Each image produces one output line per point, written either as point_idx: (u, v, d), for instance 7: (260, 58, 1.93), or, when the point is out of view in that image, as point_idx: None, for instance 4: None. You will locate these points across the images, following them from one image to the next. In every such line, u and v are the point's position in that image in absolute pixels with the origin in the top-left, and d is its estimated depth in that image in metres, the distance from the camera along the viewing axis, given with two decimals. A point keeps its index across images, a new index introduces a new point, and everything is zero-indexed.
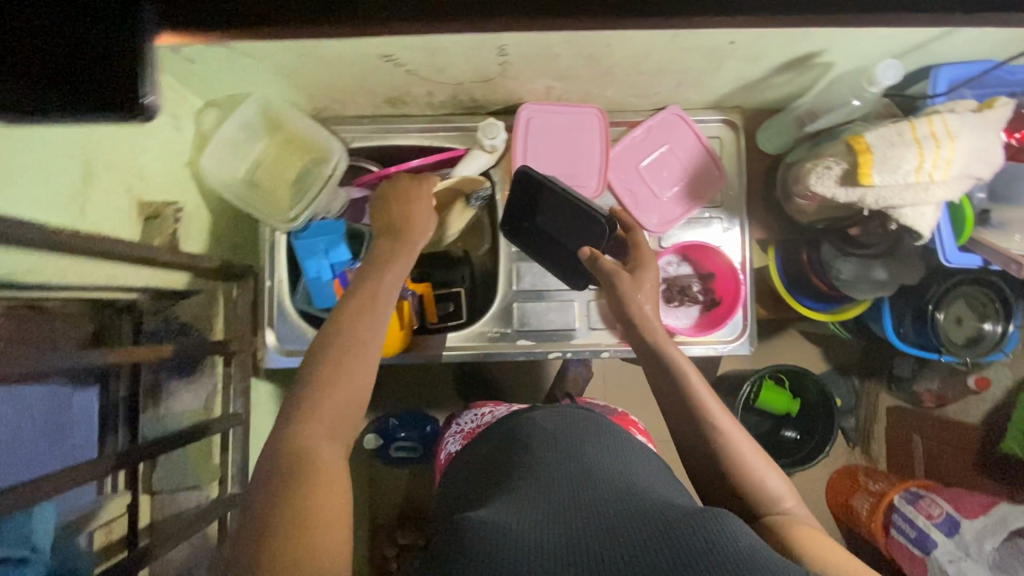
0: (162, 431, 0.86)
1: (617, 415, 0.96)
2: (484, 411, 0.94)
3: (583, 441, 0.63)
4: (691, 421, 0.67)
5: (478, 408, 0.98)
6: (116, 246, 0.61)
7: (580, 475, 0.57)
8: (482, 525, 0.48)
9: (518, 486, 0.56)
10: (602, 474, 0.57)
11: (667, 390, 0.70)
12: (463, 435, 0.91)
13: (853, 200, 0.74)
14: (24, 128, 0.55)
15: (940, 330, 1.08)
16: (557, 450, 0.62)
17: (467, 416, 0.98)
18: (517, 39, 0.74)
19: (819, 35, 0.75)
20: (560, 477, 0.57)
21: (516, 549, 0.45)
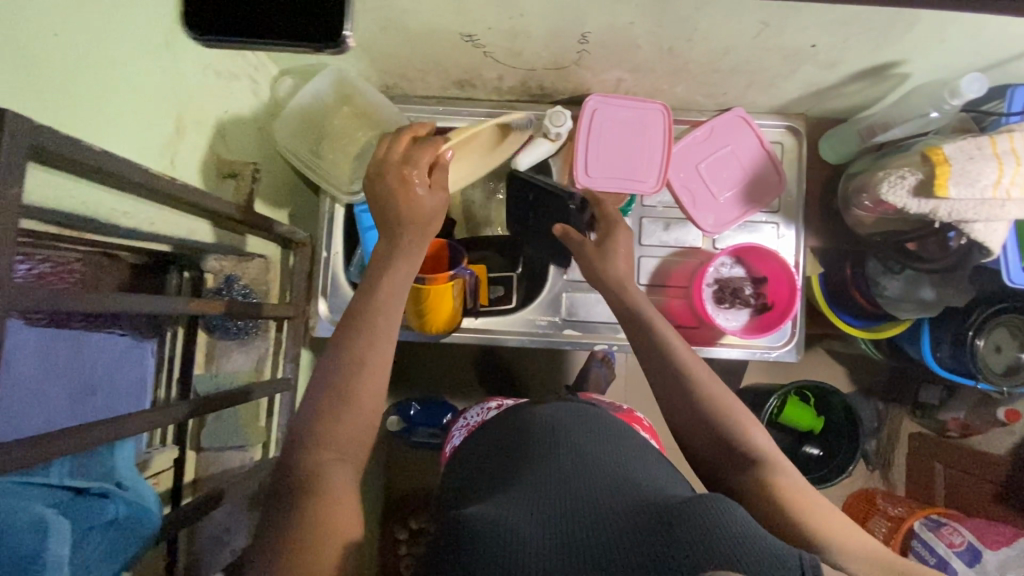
0: (215, 388, 0.86)
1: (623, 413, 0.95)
2: (490, 405, 0.93)
3: (580, 436, 0.62)
4: (687, 397, 0.69)
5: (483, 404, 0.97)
6: (204, 198, 0.62)
7: (576, 470, 0.55)
8: (476, 511, 0.49)
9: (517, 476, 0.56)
10: (600, 468, 0.56)
11: (661, 366, 0.73)
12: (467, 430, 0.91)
13: (925, 211, 0.75)
14: (127, 74, 0.56)
15: (978, 357, 1.07)
16: (556, 445, 0.60)
17: (473, 411, 0.97)
18: (602, 27, 0.75)
19: (904, 43, 0.75)
20: (558, 470, 0.56)
21: (505, 529, 0.45)
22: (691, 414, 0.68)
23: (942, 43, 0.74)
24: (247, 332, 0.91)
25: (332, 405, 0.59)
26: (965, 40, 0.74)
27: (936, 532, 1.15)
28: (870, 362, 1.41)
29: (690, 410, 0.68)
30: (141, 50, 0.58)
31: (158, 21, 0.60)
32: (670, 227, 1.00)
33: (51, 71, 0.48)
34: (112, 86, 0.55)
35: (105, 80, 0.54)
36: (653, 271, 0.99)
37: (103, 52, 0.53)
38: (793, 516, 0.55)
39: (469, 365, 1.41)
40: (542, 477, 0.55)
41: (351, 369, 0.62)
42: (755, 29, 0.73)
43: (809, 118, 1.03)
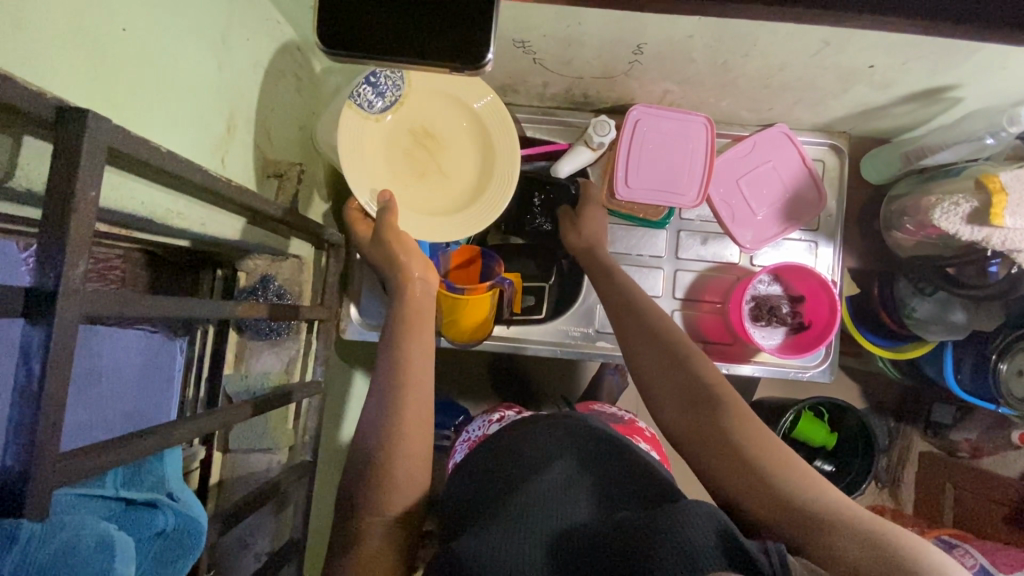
0: (245, 391, 0.84)
1: (622, 424, 0.94)
2: (491, 418, 0.92)
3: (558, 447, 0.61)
4: (668, 364, 0.67)
5: (487, 416, 0.96)
6: (258, 202, 0.61)
7: (555, 485, 0.55)
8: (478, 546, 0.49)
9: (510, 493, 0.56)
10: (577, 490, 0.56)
11: (641, 333, 0.72)
12: (468, 445, 0.90)
13: (977, 238, 0.74)
14: (188, 73, 0.55)
15: (1001, 381, 1.06)
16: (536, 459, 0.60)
17: (473, 426, 0.96)
18: (659, 39, 0.74)
19: (965, 68, 0.74)
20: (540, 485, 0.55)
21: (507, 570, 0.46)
22: (655, 372, 0.67)
23: (1003, 70, 0.73)
24: (278, 333, 0.89)
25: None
26: None
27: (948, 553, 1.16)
28: (886, 381, 1.40)
29: (659, 374, 0.67)
30: (200, 47, 0.56)
31: (216, 17, 0.58)
32: (707, 241, 0.98)
33: (116, 66, 0.46)
34: (171, 83, 0.53)
35: (165, 76, 0.52)
36: (689, 286, 0.98)
37: (165, 49, 0.51)
38: (772, 483, 0.53)
39: (483, 369, 1.39)
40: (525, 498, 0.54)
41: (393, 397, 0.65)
42: (815, 47, 0.72)
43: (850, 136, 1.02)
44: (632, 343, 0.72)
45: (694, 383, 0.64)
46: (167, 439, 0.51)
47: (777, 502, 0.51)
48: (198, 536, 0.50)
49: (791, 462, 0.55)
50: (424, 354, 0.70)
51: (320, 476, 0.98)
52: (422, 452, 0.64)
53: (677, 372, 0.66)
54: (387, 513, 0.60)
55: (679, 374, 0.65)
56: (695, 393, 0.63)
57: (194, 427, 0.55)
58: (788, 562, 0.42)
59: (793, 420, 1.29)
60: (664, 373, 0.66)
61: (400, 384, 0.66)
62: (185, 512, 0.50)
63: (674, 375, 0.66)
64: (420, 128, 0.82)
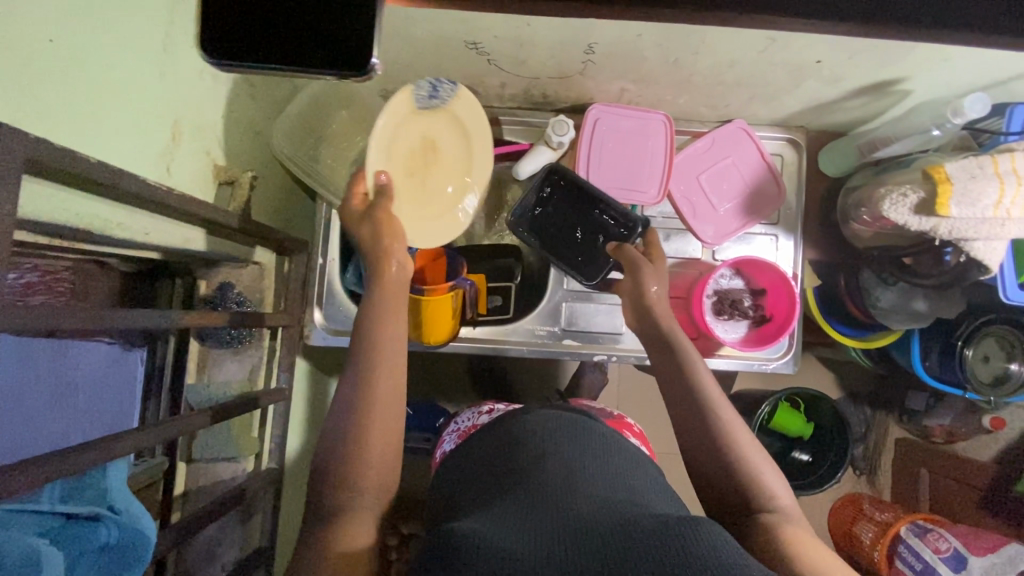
0: (206, 399, 0.83)
1: (612, 419, 0.94)
2: (479, 412, 0.93)
3: (571, 453, 0.63)
4: (691, 412, 0.67)
5: (476, 409, 0.96)
6: (203, 209, 0.61)
7: (565, 489, 0.56)
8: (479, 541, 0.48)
9: (514, 501, 0.56)
10: (589, 482, 0.57)
11: (675, 377, 0.71)
12: (458, 435, 0.90)
13: (925, 228, 0.76)
14: (123, 81, 0.54)
15: (966, 366, 1.08)
16: (547, 462, 0.61)
17: (465, 416, 0.97)
18: (608, 38, 0.74)
19: (908, 61, 0.75)
20: (552, 489, 0.56)
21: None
22: (692, 423, 0.67)
23: (946, 63, 0.75)
24: (239, 341, 0.88)
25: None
26: (969, 59, 0.74)
27: (922, 538, 1.16)
28: (858, 370, 1.42)
29: (699, 425, 0.66)
30: (139, 56, 0.56)
31: (156, 25, 0.58)
32: (670, 237, 0.99)
33: (46, 80, 0.46)
34: (109, 94, 0.53)
35: (101, 88, 0.52)
36: None
37: (99, 59, 0.51)
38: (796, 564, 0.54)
39: (460, 369, 1.39)
40: (538, 501, 0.54)
41: (349, 403, 0.65)
42: (762, 44, 0.73)
43: (809, 130, 1.03)
44: (664, 381, 0.72)
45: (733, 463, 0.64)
46: (109, 451, 0.51)
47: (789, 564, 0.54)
48: (143, 548, 0.51)
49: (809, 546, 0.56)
50: (394, 363, 0.67)
51: (289, 483, 0.97)
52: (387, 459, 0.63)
53: (704, 425, 0.66)
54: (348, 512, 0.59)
55: (705, 428, 0.66)
56: (718, 449, 0.65)
57: (140, 438, 0.55)
58: None
59: (768, 411, 1.30)
60: (689, 421, 0.67)
61: (352, 388, 0.65)
62: (130, 524, 0.51)
63: (701, 427, 0.66)
64: (428, 141, 0.81)
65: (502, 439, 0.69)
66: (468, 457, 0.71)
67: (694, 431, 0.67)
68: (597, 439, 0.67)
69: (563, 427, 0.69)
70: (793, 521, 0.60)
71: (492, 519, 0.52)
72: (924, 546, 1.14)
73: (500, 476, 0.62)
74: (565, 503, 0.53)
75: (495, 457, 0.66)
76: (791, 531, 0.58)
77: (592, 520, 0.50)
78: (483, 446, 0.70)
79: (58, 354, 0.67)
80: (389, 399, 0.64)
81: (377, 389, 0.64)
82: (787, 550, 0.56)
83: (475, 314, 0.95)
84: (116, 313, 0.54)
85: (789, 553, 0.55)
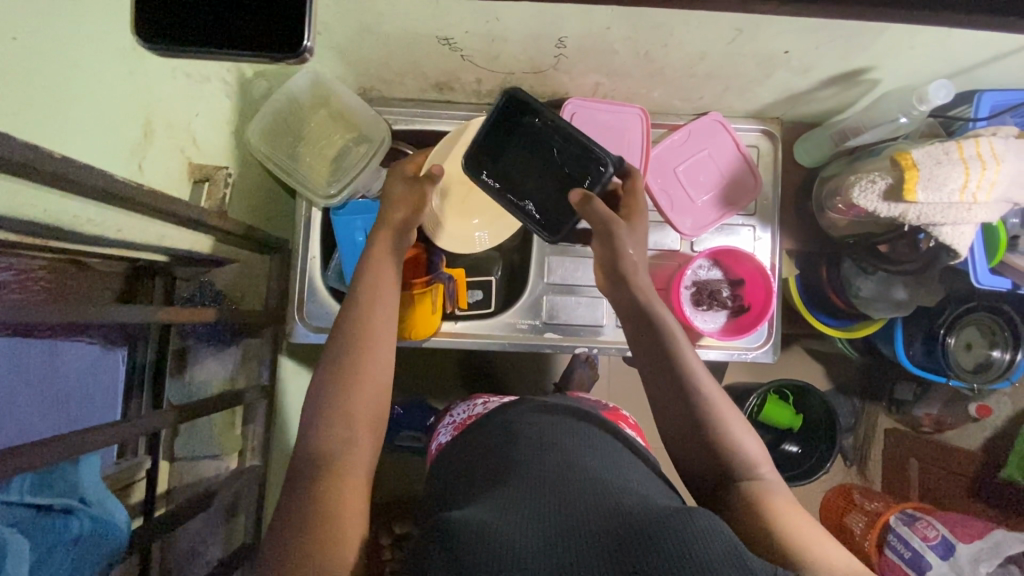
0: (187, 398, 0.85)
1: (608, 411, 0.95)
2: (477, 402, 0.94)
3: (569, 447, 0.63)
4: (669, 384, 0.67)
5: (471, 401, 0.98)
6: (175, 206, 0.62)
7: (559, 480, 0.56)
8: (462, 522, 0.49)
9: (507, 487, 0.56)
10: (586, 475, 0.57)
11: (654, 350, 0.69)
12: (455, 426, 0.91)
13: (894, 214, 0.77)
14: (90, 78, 0.55)
15: (950, 355, 1.09)
16: (542, 456, 0.61)
17: (461, 408, 0.98)
18: (578, 32, 0.75)
19: (873, 50, 0.77)
20: (544, 477, 0.57)
21: (508, 548, 0.45)
22: (672, 397, 0.66)
23: (911, 50, 0.76)
24: (220, 338, 0.88)
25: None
26: (933, 46, 0.75)
27: (911, 526, 1.16)
28: (845, 360, 1.42)
29: (679, 401, 0.66)
30: (108, 54, 0.57)
31: (126, 23, 0.59)
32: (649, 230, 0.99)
33: (14, 78, 0.47)
34: (77, 92, 0.54)
35: (70, 86, 0.53)
36: None
37: (66, 57, 0.51)
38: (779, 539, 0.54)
39: (450, 367, 1.39)
40: (529, 492, 0.54)
41: None
42: (729, 35, 0.74)
43: (786, 121, 1.04)
44: (642, 352, 0.70)
45: (717, 440, 0.64)
46: (82, 443, 0.51)
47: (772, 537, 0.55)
48: (116, 540, 0.53)
49: (795, 521, 0.56)
50: (384, 357, 0.65)
51: (275, 481, 0.97)
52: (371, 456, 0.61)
53: (682, 396, 0.66)
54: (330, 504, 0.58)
55: (686, 399, 0.66)
56: (696, 420, 0.65)
57: (115, 432, 0.55)
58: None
59: (756, 403, 1.30)
60: (668, 394, 0.67)
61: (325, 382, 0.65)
62: (101, 516, 0.52)
63: (682, 399, 0.66)
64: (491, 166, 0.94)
65: (497, 432, 0.70)
66: (459, 455, 0.71)
67: (674, 403, 0.66)
68: (596, 437, 0.67)
69: (556, 423, 0.69)
70: (777, 491, 0.60)
71: (481, 510, 0.52)
72: (912, 534, 1.14)
73: (493, 465, 0.63)
74: (562, 497, 0.53)
75: (488, 449, 0.67)
76: (775, 501, 0.58)
77: (589, 517, 0.50)
78: (475, 443, 0.71)
79: (49, 356, 0.69)
80: (370, 387, 0.62)
81: (349, 372, 0.62)
82: (769, 519, 0.57)
83: (454, 309, 0.95)
84: (89, 309, 0.54)
85: (770, 522, 0.56)
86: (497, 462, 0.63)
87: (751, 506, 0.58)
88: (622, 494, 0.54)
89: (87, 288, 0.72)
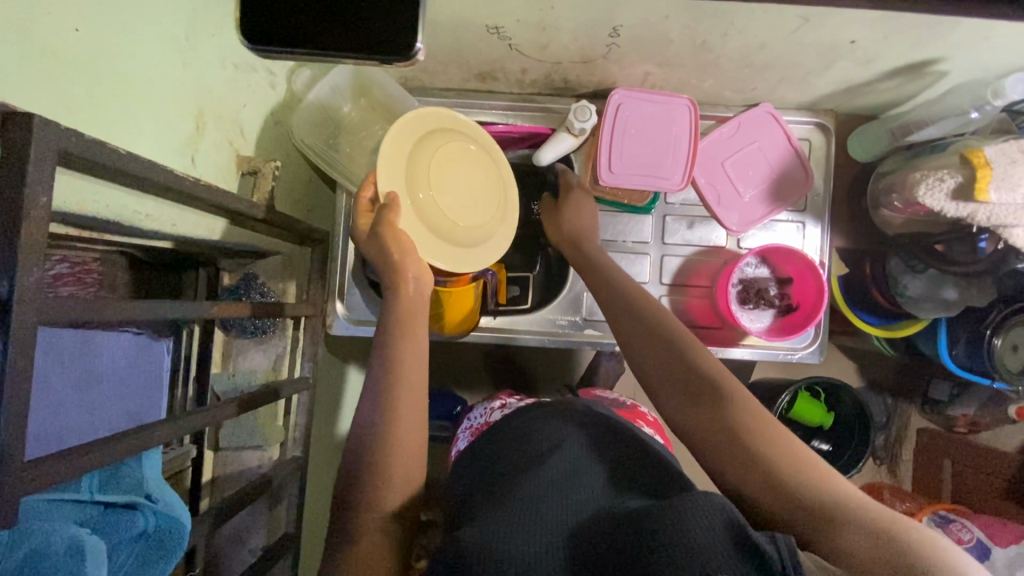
0: (234, 389, 0.85)
1: (625, 410, 0.93)
2: (492, 408, 0.92)
3: (573, 445, 0.60)
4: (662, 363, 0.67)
5: (488, 405, 0.96)
6: (226, 199, 0.61)
7: (560, 482, 0.54)
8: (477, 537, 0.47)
9: (518, 488, 0.54)
10: (591, 478, 0.55)
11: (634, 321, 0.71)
12: (470, 432, 0.90)
13: (963, 214, 0.74)
14: (144, 69, 0.53)
15: (995, 355, 1.04)
16: (549, 457, 0.58)
17: (476, 413, 0.97)
18: (635, 21, 0.73)
19: (947, 40, 0.72)
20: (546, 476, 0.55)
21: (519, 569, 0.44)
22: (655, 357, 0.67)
23: (987, 41, 0.72)
24: (263, 330, 0.90)
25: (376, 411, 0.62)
26: (1012, 38, 0.72)
27: (944, 528, 1.12)
28: (879, 359, 1.39)
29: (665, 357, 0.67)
30: (164, 45, 0.56)
31: (180, 14, 0.58)
32: (694, 225, 0.97)
33: (72, 69, 0.45)
34: (135, 83, 0.53)
35: (123, 76, 0.51)
36: (676, 271, 0.96)
37: (123, 50, 0.50)
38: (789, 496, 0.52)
39: (476, 358, 1.39)
40: (534, 498, 0.52)
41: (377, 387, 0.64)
42: (794, 24, 0.71)
43: (838, 113, 1.00)
44: (628, 331, 0.71)
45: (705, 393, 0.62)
46: (144, 442, 0.51)
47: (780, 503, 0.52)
48: (179, 536, 0.52)
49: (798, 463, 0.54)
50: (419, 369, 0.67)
51: (312, 469, 0.97)
52: (414, 451, 0.63)
53: (673, 356, 0.66)
54: (374, 516, 0.58)
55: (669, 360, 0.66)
56: (688, 372, 0.64)
57: (172, 427, 0.55)
58: (797, 553, 0.41)
59: (789, 400, 1.27)
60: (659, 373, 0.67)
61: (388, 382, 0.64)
62: (165, 512, 0.51)
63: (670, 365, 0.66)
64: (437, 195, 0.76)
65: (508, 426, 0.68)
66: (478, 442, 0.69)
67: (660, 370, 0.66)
68: (604, 434, 0.64)
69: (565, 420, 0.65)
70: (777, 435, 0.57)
71: (490, 518, 0.50)
72: (946, 534, 1.11)
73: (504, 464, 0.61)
74: (564, 505, 0.51)
75: (503, 447, 0.64)
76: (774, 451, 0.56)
77: (592, 531, 0.48)
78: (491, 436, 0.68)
79: (93, 348, 0.67)
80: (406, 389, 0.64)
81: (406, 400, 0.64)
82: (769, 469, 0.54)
83: (495, 304, 0.95)
84: (148, 306, 0.54)
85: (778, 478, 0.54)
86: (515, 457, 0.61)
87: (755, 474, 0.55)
88: (629, 497, 0.53)
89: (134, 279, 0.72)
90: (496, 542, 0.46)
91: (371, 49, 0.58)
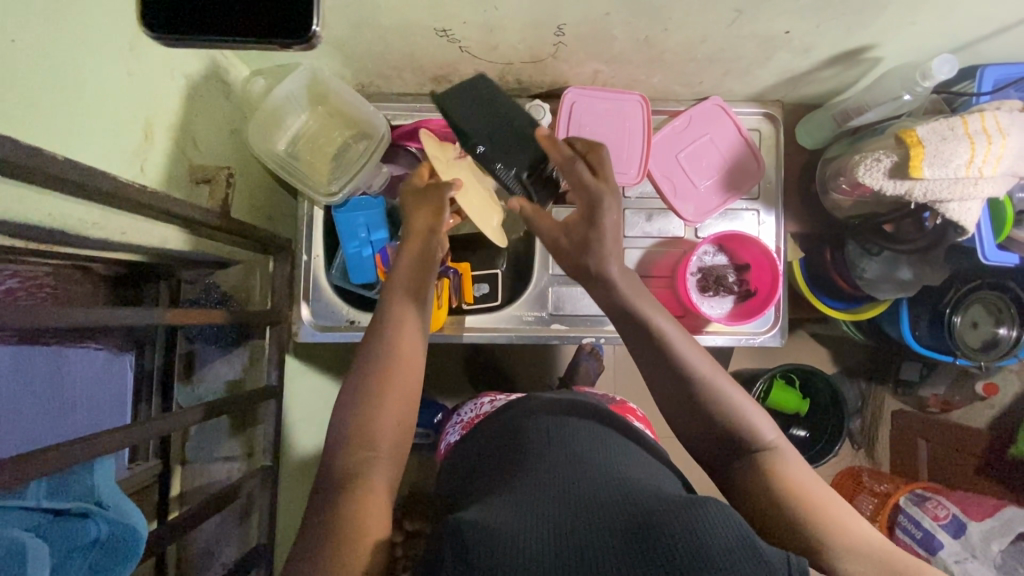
0: (195, 400, 0.86)
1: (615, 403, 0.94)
2: (484, 401, 0.93)
3: (573, 440, 0.58)
4: (662, 365, 0.64)
5: (478, 400, 0.96)
6: (176, 206, 0.61)
7: (557, 475, 0.52)
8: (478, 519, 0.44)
9: (508, 483, 0.52)
10: (588, 467, 0.53)
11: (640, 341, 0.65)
12: (463, 425, 0.90)
13: (900, 192, 0.77)
14: (86, 77, 0.54)
15: (957, 335, 1.06)
16: (552, 452, 0.56)
17: (467, 408, 0.97)
18: (577, 19, 0.75)
19: (874, 28, 0.76)
20: (546, 468, 0.53)
21: (516, 547, 0.41)
22: (670, 382, 0.64)
23: (913, 27, 0.76)
24: (228, 343, 0.88)
25: (353, 400, 0.60)
26: (936, 22, 0.75)
27: (921, 507, 1.14)
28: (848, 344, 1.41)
29: (677, 380, 0.63)
30: (109, 53, 0.57)
31: (125, 23, 0.58)
32: (652, 217, 0.99)
33: (10, 79, 0.46)
34: (79, 92, 0.53)
35: (64, 83, 0.51)
36: (638, 262, 0.98)
37: (64, 57, 0.51)
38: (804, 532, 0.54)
39: (454, 364, 1.38)
40: (531, 486, 0.50)
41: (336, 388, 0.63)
42: (730, 17, 0.74)
43: (786, 104, 1.04)
44: (632, 347, 0.66)
45: (716, 422, 0.62)
46: (97, 446, 0.51)
47: (800, 532, 0.54)
48: (134, 542, 0.52)
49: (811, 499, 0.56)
50: (412, 366, 0.64)
51: (285, 482, 0.95)
52: (404, 389, 0.62)
53: (680, 381, 0.63)
54: None
55: (681, 387, 0.63)
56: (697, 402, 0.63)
57: (127, 433, 0.55)
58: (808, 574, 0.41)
59: (762, 388, 1.29)
60: (659, 373, 0.64)
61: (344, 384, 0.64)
62: (118, 519, 0.51)
63: (681, 388, 0.63)
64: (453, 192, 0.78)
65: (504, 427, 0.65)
66: (463, 452, 0.68)
67: (669, 386, 0.64)
68: (605, 429, 0.63)
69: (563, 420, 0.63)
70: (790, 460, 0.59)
71: (491, 507, 0.48)
72: (923, 513, 1.12)
73: (499, 462, 0.59)
74: (567, 490, 0.49)
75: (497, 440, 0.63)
76: (792, 480, 0.57)
77: (599, 511, 0.46)
78: (489, 437, 0.66)
79: (54, 364, 0.67)
80: (404, 385, 0.62)
81: (390, 405, 0.60)
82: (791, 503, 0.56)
83: (460, 304, 0.96)
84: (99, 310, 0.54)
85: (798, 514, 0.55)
86: (508, 456, 0.59)
87: (770, 502, 0.56)
88: (624, 484, 0.50)
89: (92, 293, 0.72)
90: (497, 529, 0.43)
91: (268, 34, 0.58)
